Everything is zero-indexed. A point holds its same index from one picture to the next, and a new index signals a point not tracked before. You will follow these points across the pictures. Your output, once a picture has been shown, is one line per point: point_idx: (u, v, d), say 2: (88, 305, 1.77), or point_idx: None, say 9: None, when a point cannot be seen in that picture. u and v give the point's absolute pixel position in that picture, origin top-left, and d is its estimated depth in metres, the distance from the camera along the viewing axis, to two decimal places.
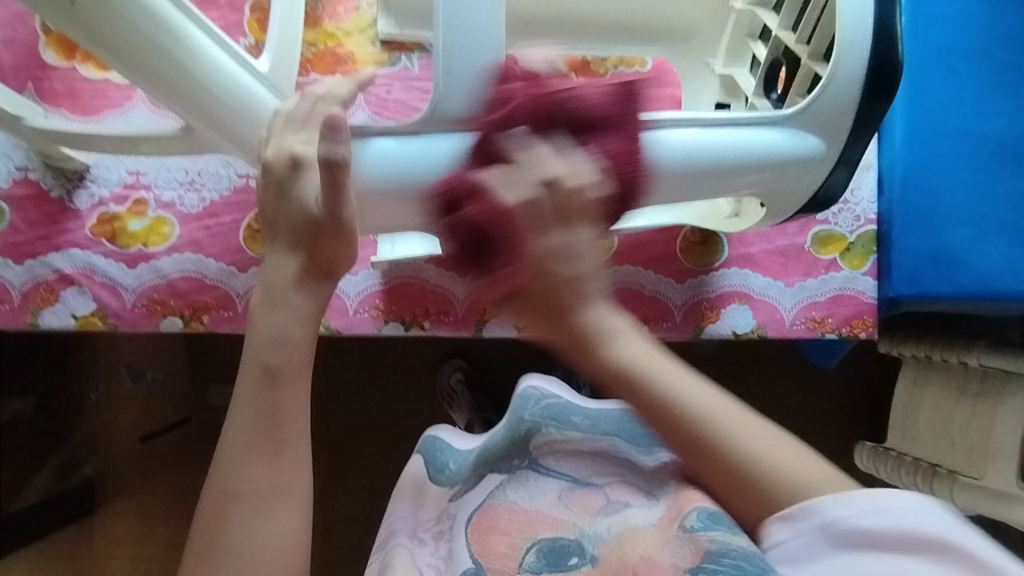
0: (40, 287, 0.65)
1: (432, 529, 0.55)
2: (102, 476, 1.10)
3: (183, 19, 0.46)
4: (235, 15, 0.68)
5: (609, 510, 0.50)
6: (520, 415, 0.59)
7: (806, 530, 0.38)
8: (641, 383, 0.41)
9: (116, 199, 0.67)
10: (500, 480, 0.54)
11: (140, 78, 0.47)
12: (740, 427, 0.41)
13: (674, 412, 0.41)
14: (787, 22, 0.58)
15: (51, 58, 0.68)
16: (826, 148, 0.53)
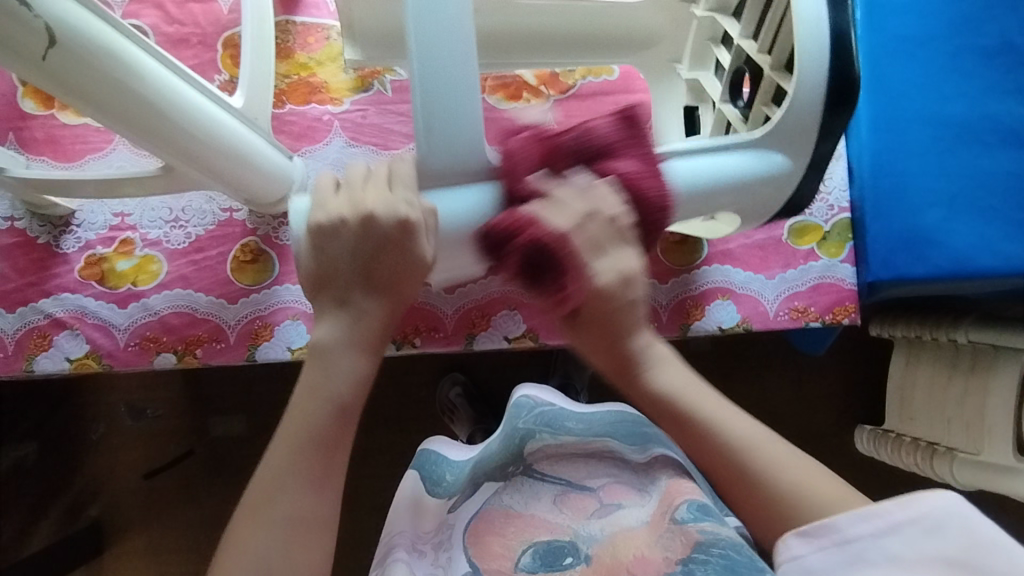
0: (33, 333, 0.66)
1: (430, 540, 0.55)
2: (108, 516, 1.10)
3: (153, 61, 0.47)
4: (208, 53, 0.69)
5: (602, 512, 0.51)
6: (514, 424, 0.62)
7: (824, 546, 0.41)
8: (690, 411, 0.49)
9: (103, 241, 0.68)
10: (495, 488, 0.55)
11: (112, 120, 0.48)
12: (776, 462, 0.46)
13: (705, 437, 0.48)
14: (747, 30, 0.59)
15: (29, 108, 0.69)
16: (792, 163, 0.55)
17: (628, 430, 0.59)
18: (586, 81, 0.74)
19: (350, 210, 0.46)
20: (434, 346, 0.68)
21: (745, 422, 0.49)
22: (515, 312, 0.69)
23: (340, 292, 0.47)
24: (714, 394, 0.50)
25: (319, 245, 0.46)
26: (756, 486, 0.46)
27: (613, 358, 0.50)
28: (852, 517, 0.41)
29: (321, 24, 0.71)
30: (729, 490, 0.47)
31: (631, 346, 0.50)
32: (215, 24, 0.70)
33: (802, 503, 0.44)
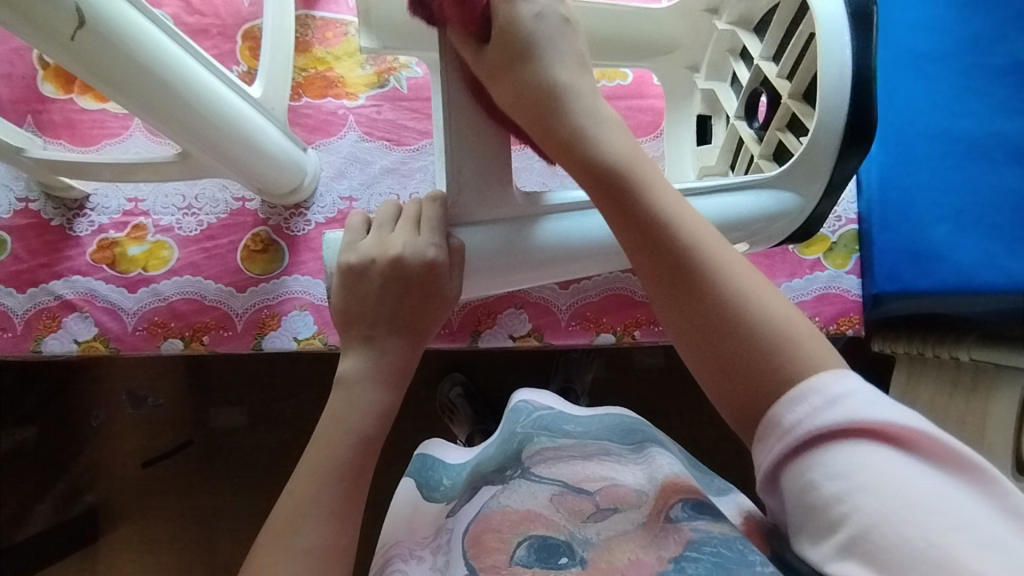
0: (43, 314, 0.67)
1: (428, 546, 0.54)
2: (105, 503, 1.10)
3: (176, 48, 0.48)
4: (227, 44, 0.70)
5: (598, 516, 0.50)
6: (513, 428, 0.62)
7: (773, 444, 0.37)
8: (628, 174, 0.43)
9: (116, 225, 0.69)
10: (494, 491, 0.54)
11: (135, 104, 0.48)
12: (754, 289, 0.40)
13: (663, 234, 0.41)
14: (769, 52, 0.60)
15: (49, 91, 0.70)
16: (802, 201, 0.57)
17: (622, 433, 0.61)
18: (599, 85, 0.75)
19: (380, 251, 0.49)
20: (438, 342, 0.69)
21: (701, 221, 0.42)
22: (521, 311, 0.69)
23: (366, 328, 0.49)
24: (671, 192, 0.44)
25: (349, 284, 0.50)
26: (700, 289, 0.40)
27: (552, 141, 0.45)
28: (786, 403, 0.36)
29: (340, 20, 0.72)
30: (677, 306, 0.40)
31: (577, 122, 0.45)
32: (235, 16, 0.71)
33: (772, 338, 0.38)
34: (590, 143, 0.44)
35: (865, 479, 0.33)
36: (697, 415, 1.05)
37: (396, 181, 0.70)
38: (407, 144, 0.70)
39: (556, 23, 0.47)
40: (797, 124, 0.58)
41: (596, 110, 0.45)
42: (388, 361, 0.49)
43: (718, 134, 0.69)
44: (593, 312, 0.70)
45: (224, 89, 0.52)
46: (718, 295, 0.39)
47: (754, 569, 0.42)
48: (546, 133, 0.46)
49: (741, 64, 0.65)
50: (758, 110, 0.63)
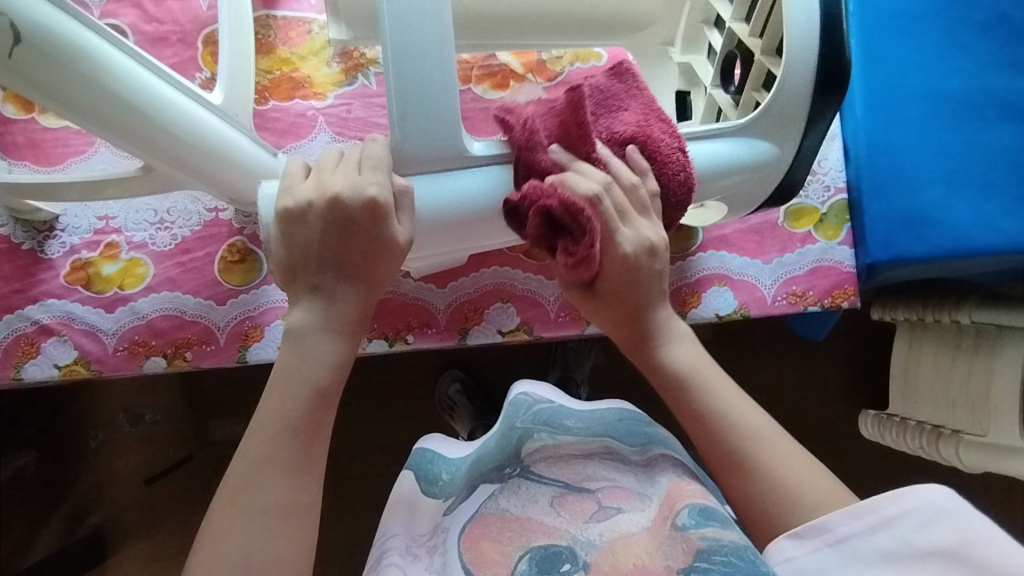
0: (20, 340, 0.65)
1: (425, 543, 0.54)
2: (109, 524, 1.10)
3: (128, 61, 0.46)
4: (188, 51, 0.68)
5: (602, 516, 0.48)
6: (511, 423, 0.59)
7: (818, 546, 0.44)
8: (695, 385, 0.51)
9: (88, 245, 0.67)
10: (493, 489, 0.53)
11: (92, 123, 0.47)
12: (772, 462, 0.49)
13: (720, 427, 0.50)
14: (740, 13, 0.59)
15: (9, 112, 0.68)
16: (778, 148, 0.54)
17: (629, 429, 0.57)
18: (574, 67, 0.72)
19: (317, 195, 0.45)
20: (426, 342, 0.67)
21: (758, 414, 0.51)
22: (508, 305, 0.68)
23: (312, 277, 0.46)
24: (729, 388, 0.52)
25: (286, 231, 0.45)
26: (756, 475, 0.48)
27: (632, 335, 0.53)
28: (842, 518, 0.45)
29: (302, 18, 0.70)
30: (720, 477, 0.50)
31: (666, 331, 0.53)
32: (194, 22, 0.69)
33: (797, 500, 0.47)
34: (666, 363, 0.53)
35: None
36: None
37: None
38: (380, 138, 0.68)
39: (652, 275, 0.51)
40: (772, 82, 0.56)
41: (674, 330, 0.54)
42: (339, 311, 0.46)
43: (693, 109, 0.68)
44: None
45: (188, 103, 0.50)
46: (760, 468, 0.48)
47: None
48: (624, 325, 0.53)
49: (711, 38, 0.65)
50: (735, 74, 0.62)
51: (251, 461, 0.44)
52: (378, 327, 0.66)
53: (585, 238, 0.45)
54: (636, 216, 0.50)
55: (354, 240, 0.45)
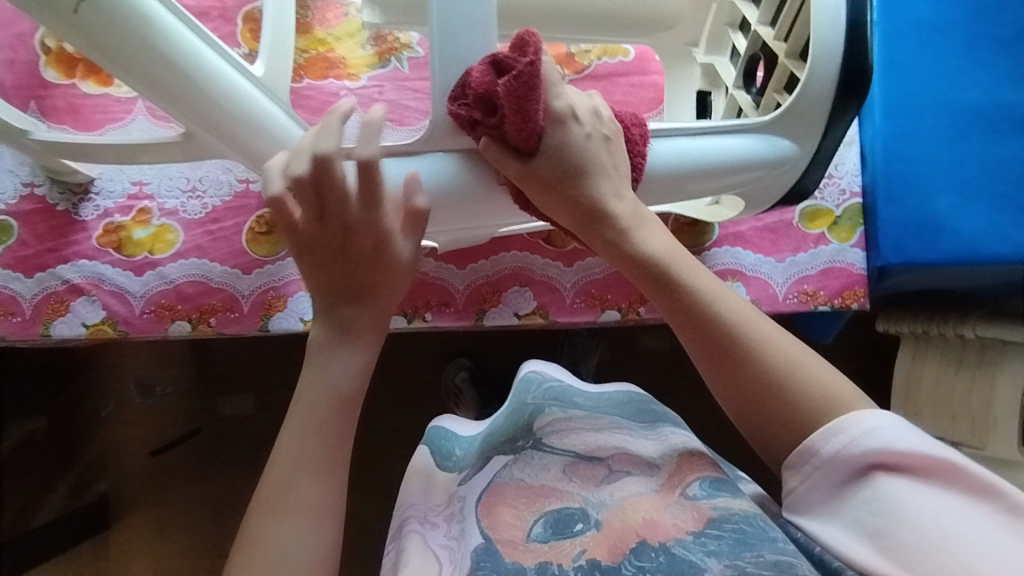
0: (51, 298, 0.67)
1: (442, 512, 0.55)
2: (115, 492, 1.11)
3: (177, 23, 0.48)
4: (228, 27, 0.70)
5: (611, 478, 0.51)
6: (523, 399, 0.62)
7: (809, 472, 0.44)
8: (671, 267, 0.48)
9: (121, 209, 0.69)
10: (506, 461, 0.55)
11: (137, 80, 0.49)
12: (762, 343, 0.46)
13: (702, 317, 0.47)
14: (766, 16, 0.60)
15: (52, 77, 0.70)
16: (795, 149, 0.56)
17: (635, 409, 0.60)
18: (602, 61, 0.74)
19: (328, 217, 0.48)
20: (444, 321, 0.69)
21: (735, 299, 0.48)
22: (526, 289, 0.69)
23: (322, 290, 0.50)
24: (698, 268, 0.49)
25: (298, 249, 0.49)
26: (745, 364, 0.45)
27: (587, 225, 0.49)
28: (826, 433, 0.43)
29: (340, 1, 0.72)
30: (713, 381, 0.47)
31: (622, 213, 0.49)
32: None
33: (797, 385, 0.44)
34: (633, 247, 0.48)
35: (904, 503, 0.40)
36: (702, 397, 1.06)
37: None
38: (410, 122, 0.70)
39: (600, 140, 0.49)
40: (793, 85, 0.58)
41: (638, 211, 0.49)
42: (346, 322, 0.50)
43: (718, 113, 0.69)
44: (598, 289, 0.69)
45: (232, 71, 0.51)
46: (753, 359, 0.45)
47: (777, 544, 0.42)
48: (584, 216, 0.49)
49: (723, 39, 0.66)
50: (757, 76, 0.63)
51: (284, 464, 0.47)
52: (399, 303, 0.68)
53: (525, 53, 0.44)
54: (553, 89, 0.48)
55: (360, 257, 0.49)
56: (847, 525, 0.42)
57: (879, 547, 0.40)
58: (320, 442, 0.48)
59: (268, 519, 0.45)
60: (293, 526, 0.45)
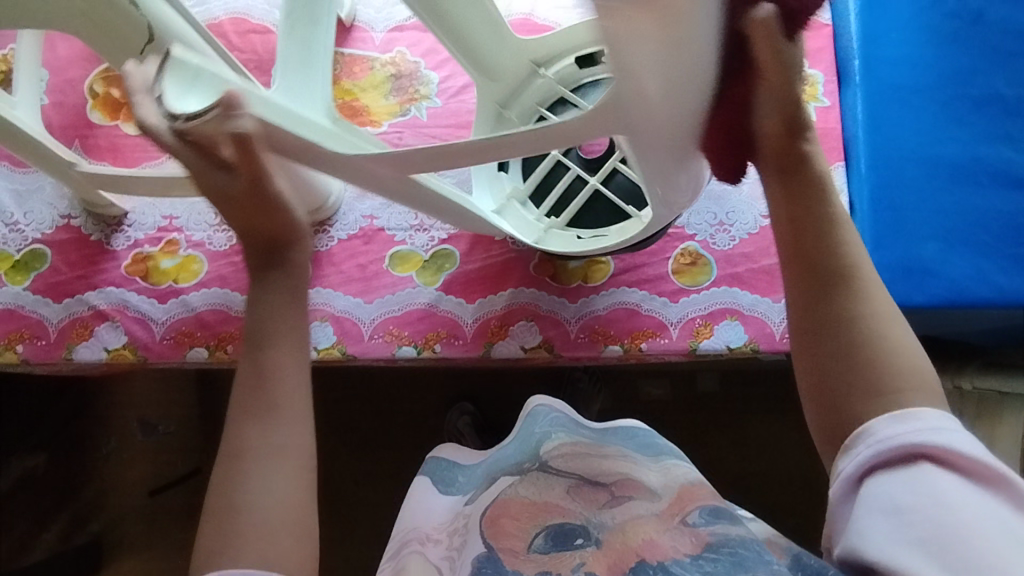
0: (76, 323, 0.70)
1: (445, 530, 0.56)
2: (111, 532, 1.10)
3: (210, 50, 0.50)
4: (263, 77, 0.76)
5: (614, 502, 0.52)
6: (531, 429, 0.63)
7: (862, 451, 0.40)
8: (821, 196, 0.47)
9: (150, 240, 0.73)
10: (513, 480, 0.56)
11: None
12: (880, 302, 0.44)
13: (834, 250, 0.45)
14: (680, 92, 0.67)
15: (96, 118, 0.75)
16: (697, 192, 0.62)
17: (642, 441, 0.61)
18: None
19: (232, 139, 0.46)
20: (453, 352, 0.71)
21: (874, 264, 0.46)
22: (532, 324, 0.72)
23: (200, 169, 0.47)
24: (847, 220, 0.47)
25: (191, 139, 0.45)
26: (854, 301, 0.43)
27: (781, 150, 0.47)
28: (895, 414, 0.39)
29: (367, 56, 0.78)
30: (813, 299, 0.44)
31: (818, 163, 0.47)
32: (271, 52, 0.77)
33: (887, 350, 0.42)
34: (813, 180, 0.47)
35: (946, 498, 0.36)
36: (703, 445, 1.06)
37: None
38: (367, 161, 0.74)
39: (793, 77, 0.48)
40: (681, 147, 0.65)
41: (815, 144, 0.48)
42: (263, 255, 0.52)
43: (527, 177, 0.68)
44: (601, 325, 0.72)
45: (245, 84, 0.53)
46: (868, 315, 0.43)
47: (771, 566, 0.43)
48: (765, 141, 0.46)
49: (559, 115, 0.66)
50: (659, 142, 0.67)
51: (252, 407, 0.47)
52: (409, 334, 0.71)
53: None
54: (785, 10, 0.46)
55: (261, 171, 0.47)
56: (874, 510, 0.38)
57: (914, 540, 0.36)
58: (299, 382, 0.49)
59: (234, 468, 0.45)
60: (260, 469, 0.45)
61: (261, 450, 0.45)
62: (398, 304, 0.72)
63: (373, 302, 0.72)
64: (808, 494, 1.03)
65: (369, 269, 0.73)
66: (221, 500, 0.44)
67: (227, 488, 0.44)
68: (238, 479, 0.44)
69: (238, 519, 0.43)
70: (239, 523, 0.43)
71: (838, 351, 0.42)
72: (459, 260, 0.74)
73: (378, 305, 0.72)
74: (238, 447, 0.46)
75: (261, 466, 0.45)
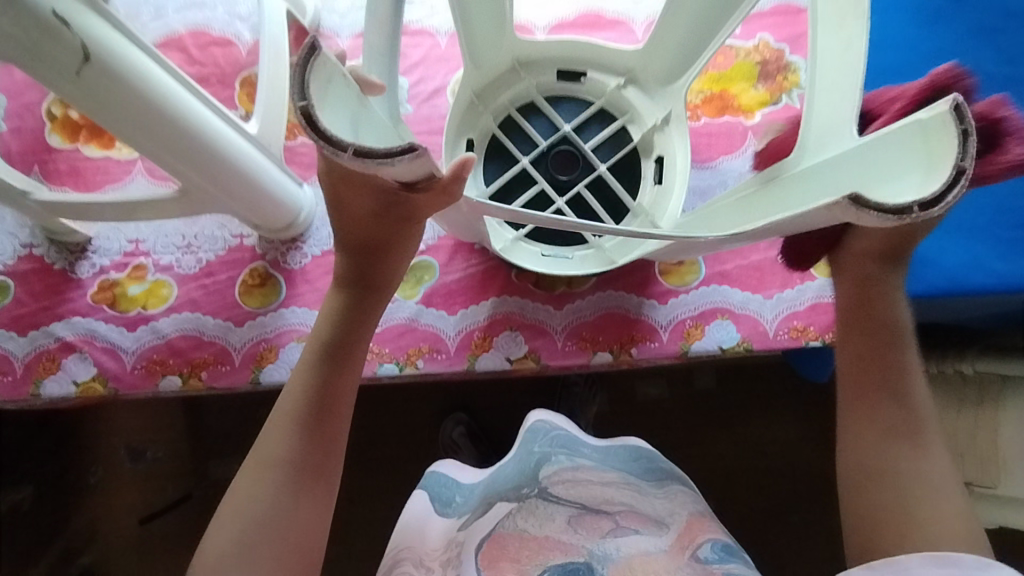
0: (42, 356, 0.67)
1: (438, 556, 0.53)
2: (102, 564, 1.07)
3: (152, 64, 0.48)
4: (226, 91, 0.74)
5: (616, 532, 0.51)
6: (530, 449, 0.62)
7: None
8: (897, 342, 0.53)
9: (117, 266, 0.70)
10: (510, 508, 0.54)
11: (128, 126, 0.49)
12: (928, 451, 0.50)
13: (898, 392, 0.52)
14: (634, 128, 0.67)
15: (55, 142, 0.73)
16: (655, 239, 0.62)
17: (645, 466, 0.61)
18: None
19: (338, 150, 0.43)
20: (436, 367, 0.69)
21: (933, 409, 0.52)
22: (517, 333, 0.70)
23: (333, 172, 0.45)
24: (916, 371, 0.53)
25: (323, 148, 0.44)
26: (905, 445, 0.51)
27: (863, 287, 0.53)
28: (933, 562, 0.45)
29: None
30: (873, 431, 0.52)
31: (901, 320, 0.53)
32: (234, 65, 0.74)
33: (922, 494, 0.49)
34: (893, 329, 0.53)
35: None
36: (705, 445, 1.03)
37: None
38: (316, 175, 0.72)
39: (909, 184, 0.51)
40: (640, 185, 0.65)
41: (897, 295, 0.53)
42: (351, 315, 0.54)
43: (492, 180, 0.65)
44: (589, 331, 0.70)
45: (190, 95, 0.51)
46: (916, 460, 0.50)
47: None
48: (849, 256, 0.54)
49: (532, 126, 0.67)
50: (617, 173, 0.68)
51: (289, 417, 0.52)
52: (390, 351, 0.69)
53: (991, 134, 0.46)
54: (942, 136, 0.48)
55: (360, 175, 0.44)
56: None
57: None
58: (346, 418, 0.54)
59: (257, 476, 0.50)
60: (283, 480, 0.50)
61: (286, 461, 0.50)
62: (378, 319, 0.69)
63: None
64: (809, 488, 1.02)
65: None
66: (242, 500, 0.50)
67: (249, 493, 0.50)
68: (261, 487, 0.50)
69: (252, 521, 0.49)
70: (251, 526, 0.48)
71: (888, 485, 0.50)
72: (439, 271, 0.71)
73: None
74: (267, 457, 0.51)
75: (285, 477, 0.50)
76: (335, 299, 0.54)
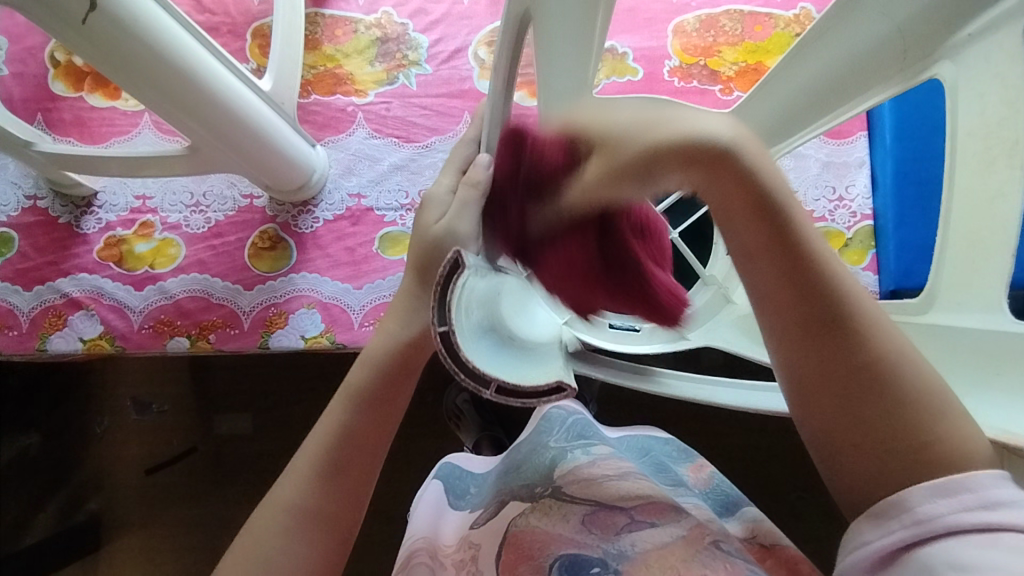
0: (49, 312, 0.66)
1: (452, 557, 0.53)
2: (108, 511, 1.07)
3: (166, 18, 0.45)
4: (237, 42, 0.70)
5: (633, 526, 0.50)
6: (545, 442, 0.61)
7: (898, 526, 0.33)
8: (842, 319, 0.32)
9: (123, 223, 0.68)
10: (524, 507, 0.53)
11: (137, 82, 0.46)
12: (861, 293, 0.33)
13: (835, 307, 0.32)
14: None
15: (59, 90, 0.70)
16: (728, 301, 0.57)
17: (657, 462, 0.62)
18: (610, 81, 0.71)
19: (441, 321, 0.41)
20: None
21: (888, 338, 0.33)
22: None
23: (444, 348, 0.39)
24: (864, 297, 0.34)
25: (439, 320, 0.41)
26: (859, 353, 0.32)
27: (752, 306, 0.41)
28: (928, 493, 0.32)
29: (350, 17, 0.72)
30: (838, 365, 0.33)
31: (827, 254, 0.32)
32: (245, 14, 0.71)
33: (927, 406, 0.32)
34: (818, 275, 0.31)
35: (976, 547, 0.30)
36: None
37: (406, 178, 0.69)
38: (338, 137, 0.70)
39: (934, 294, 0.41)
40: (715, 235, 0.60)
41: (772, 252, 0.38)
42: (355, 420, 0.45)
43: None
44: None
45: (205, 52, 0.49)
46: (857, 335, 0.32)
47: None
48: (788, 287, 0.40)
49: None
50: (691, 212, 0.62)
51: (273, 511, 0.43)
52: None
53: None
54: None
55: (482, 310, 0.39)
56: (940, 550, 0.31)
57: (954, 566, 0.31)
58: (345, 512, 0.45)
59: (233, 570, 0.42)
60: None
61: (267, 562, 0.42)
62: (389, 288, 0.66)
63: (362, 287, 0.67)
64: None
65: (358, 252, 0.68)
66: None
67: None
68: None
69: None
70: None
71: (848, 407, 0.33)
72: None
73: (367, 290, 0.67)
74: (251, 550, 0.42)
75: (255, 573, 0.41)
76: (334, 412, 0.45)
